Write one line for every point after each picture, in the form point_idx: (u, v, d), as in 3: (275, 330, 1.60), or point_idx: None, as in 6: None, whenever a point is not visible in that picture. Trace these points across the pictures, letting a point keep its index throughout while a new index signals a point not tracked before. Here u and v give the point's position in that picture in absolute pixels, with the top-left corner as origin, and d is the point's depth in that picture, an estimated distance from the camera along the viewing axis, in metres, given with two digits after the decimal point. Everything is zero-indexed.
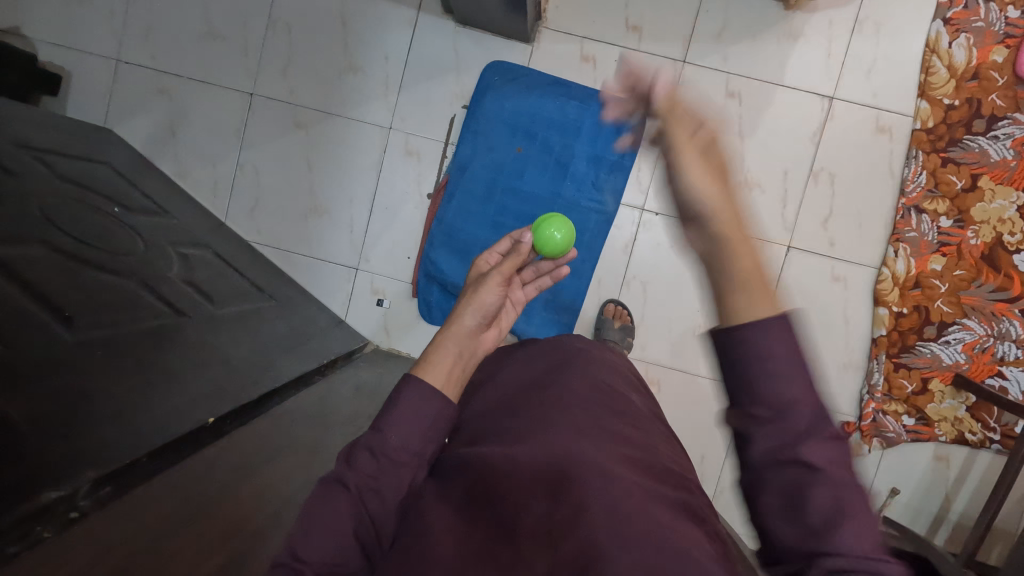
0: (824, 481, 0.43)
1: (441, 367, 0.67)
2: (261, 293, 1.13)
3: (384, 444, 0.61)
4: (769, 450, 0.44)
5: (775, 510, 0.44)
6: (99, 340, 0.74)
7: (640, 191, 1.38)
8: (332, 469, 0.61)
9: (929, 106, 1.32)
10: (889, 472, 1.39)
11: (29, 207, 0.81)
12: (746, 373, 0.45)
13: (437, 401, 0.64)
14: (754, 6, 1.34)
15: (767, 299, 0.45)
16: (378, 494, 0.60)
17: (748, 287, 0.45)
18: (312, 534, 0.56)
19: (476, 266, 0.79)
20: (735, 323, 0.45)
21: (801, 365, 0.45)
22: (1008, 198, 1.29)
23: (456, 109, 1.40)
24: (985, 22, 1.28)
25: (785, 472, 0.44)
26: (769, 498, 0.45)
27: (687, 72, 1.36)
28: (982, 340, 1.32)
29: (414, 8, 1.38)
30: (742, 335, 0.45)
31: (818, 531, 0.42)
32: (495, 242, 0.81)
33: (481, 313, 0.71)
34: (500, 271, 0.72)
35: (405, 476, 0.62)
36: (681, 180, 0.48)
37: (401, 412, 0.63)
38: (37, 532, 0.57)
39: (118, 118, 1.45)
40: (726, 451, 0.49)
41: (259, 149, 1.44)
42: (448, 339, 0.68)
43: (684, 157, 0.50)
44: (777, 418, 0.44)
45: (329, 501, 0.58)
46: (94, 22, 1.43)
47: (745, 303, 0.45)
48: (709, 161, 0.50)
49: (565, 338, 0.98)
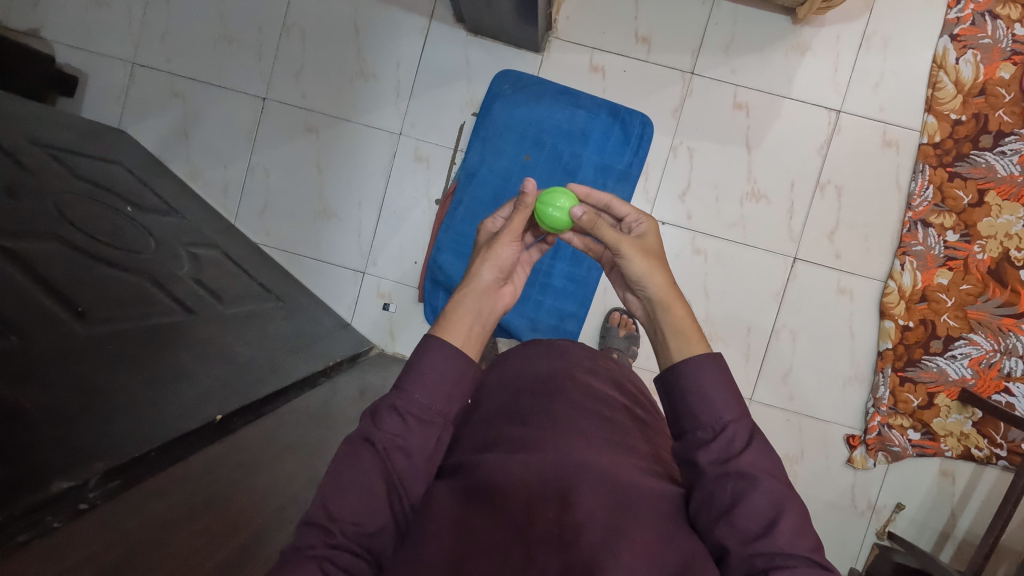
0: (754, 493, 0.57)
1: (460, 325, 0.66)
2: (269, 295, 1.14)
3: (409, 403, 0.61)
4: (710, 464, 0.60)
5: (717, 510, 0.58)
6: (110, 334, 0.74)
7: (647, 201, 1.39)
8: (357, 428, 0.61)
9: (936, 121, 1.32)
10: (894, 486, 1.38)
11: (45, 204, 0.82)
12: (689, 400, 0.63)
13: (460, 360, 0.64)
14: (762, 20, 1.35)
15: (695, 342, 0.65)
16: (406, 452, 0.60)
17: (678, 335, 0.66)
18: (342, 491, 0.57)
19: (483, 229, 0.79)
20: (676, 373, 0.64)
21: (731, 395, 0.62)
22: (1015, 213, 1.29)
23: (466, 116, 1.42)
24: (992, 39, 1.29)
25: (723, 484, 0.58)
26: (713, 499, 0.59)
27: (696, 83, 1.37)
28: (989, 355, 1.31)
29: (426, 16, 1.40)
30: (683, 373, 0.63)
31: (745, 526, 0.56)
32: (497, 209, 0.81)
33: (498, 268, 0.71)
34: (513, 227, 0.72)
35: (432, 435, 0.62)
36: (629, 265, 0.70)
37: (424, 371, 0.63)
38: (47, 522, 0.58)
39: (133, 119, 1.47)
40: (684, 465, 0.63)
41: (270, 151, 1.45)
42: (466, 296, 0.69)
43: (625, 245, 0.70)
44: (716, 438, 0.60)
45: (357, 460, 0.58)
46: (112, 25, 1.46)
47: (679, 347, 0.65)
48: (641, 248, 0.71)
49: (563, 343, 0.97)
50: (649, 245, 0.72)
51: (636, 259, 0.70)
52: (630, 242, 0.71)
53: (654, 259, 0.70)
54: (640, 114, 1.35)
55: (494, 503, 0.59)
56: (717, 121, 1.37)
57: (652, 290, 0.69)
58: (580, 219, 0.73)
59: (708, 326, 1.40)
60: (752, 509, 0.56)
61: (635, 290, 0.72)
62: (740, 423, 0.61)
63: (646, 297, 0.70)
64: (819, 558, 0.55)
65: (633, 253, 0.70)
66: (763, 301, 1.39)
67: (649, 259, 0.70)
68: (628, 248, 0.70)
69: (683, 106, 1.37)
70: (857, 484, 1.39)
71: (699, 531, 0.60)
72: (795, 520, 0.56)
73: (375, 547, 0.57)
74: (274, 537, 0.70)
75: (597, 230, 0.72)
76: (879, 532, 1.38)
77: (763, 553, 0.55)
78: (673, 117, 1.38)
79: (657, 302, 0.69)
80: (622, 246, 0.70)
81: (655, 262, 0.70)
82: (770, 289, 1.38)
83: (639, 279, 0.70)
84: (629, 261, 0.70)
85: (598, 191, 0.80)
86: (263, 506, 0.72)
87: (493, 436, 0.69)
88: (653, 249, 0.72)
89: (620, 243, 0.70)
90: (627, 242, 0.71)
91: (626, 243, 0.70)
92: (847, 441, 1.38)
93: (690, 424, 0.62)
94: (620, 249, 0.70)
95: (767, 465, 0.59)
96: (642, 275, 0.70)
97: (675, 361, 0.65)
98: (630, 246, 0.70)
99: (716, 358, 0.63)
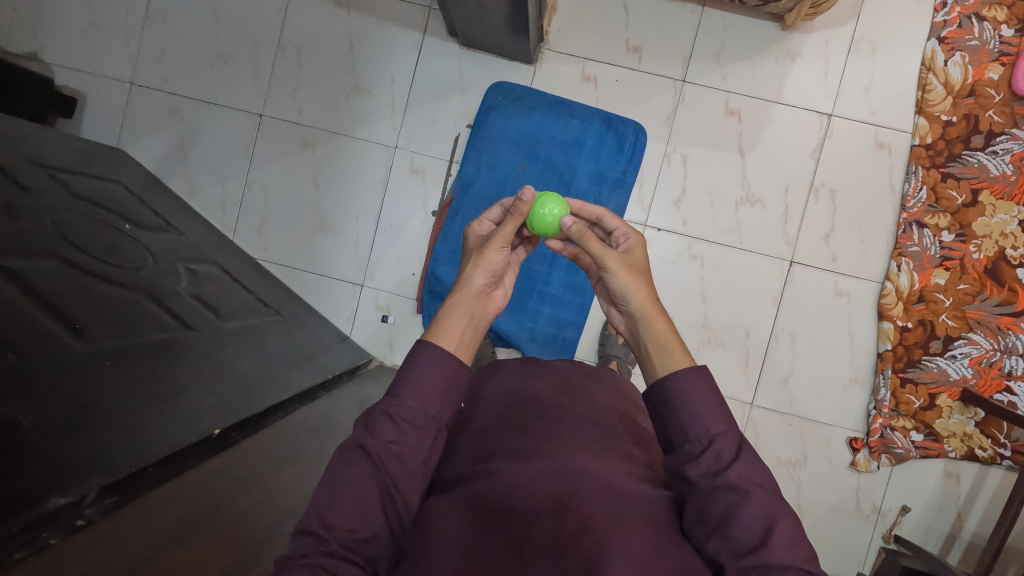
0: (747, 508, 0.57)
1: (453, 329, 0.67)
2: (267, 309, 1.14)
3: (402, 408, 0.61)
4: (701, 480, 0.59)
5: (709, 525, 0.58)
6: (109, 351, 0.75)
7: (642, 208, 1.40)
8: (350, 435, 0.61)
9: (927, 123, 1.33)
10: (899, 489, 1.37)
11: (43, 223, 0.83)
12: (674, 416, 0.63)
13: (452, 364, 0.64)
14: (752, 27, 1.37)
15: (679, 357, 0.65)
16: (400, 459, 0.60)
17: (661, 350, 0.66)
18: (335, 499, 0.57)
19: (471, 232, 0.78)
20: (661, 383, 0.64)
21: (718, 408, 0.62)
22: (1009, 212, 1.30)
23: (461, 128, 1.43)
24: (980, 41, 1.31)
25: (715, 498, 0.58)
26: (705, 513, 0.58)
27: (688, 90, 1.38)
28: (989, 355, 1.31)
29: (420, 31, 1.42)
30: (669, 389, 0.63)
31: (737, 538, 0.56)
32: (485, 212, 0.80)
33: (490, 273, 0.71)
34: (505, 233, 0.72)
35: (426, 439, 0.62)
36: (614, 280, 0.70)
37: (417, 375, 0.63)
38: (43, 539, 0.57)
39: (132, 138, 1.48)
40: (675, 479, 0.63)
41: (268, 166, 1.47)
42: (458, 301, 0.68)
43: (611, 258, 0.70)
44: (705, 451, 0.60)
45: (351, 467, 0.58)
46: (111, 47, 1.48)
47: (663, 362, 0.65)
48: (625, 263, 0.71)
49: (546, 359, 0.97)
50: (634, 260, 0.72)
51: (620, 273, 0.70)
52: (614, 257, 0.70)
53: (639, 276, 0.70)
54: (633, 123, 1.36)
55: (489, 520, 0.58)
56: (710, 127, 1.38)
57: (636, 306, 0.69)
58: (569, 230, 0.73)
59: (707, 331, 1.40)
60: (744, 521, 0.56)
61: (618, 305, 0.71)
62: (728, 436, 0.60)
63: (629, 312, 0.70)
64: (814, 570, 0.54)
65: (619, 268, 0.70)
66: (761, 305, 1.39)
67: (634, 275, 0.70)
68: (613, 263, 0.70)
69: (675, 113, 1.39)
70: (862, 487, 1.38)
71: (691, 538, 0.60)
72: (789, 532, 0.56)
73: (371, 553, 0.57)
74: (273, 548, 0.70)
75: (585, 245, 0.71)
76: (886, 535, 1.37)
77: (757, 565, 0.55)
78: (665, 124, 1.39)
79: (640, 317, 0.68)
80: (608, 260, 0.70)
81: (639, 277, 0.70)
82: (767, 294, 1.39)
83: (622, 293, 0.69)
84: (613, 275, 0.70)
85: (590, 204, 0.81)
86: (260, 517, 0.72)
87: (488, 447, 0.69)
88: (638, 265, 0.72)
89: (607, 255, 0.70)
90: (613, 256, 0.70)
91: (612, 257, 0.70)
92: (851, 444, 1.37)
93: (678, 438, 0.62)
94: (605, 262, 0.70)
95: (757, 477, 0.59)
96: (626, 291, 0.69)
97: (660, 375, 0.65)
98: (616, 259, 0.70)
99: (702, 371, 0.63)
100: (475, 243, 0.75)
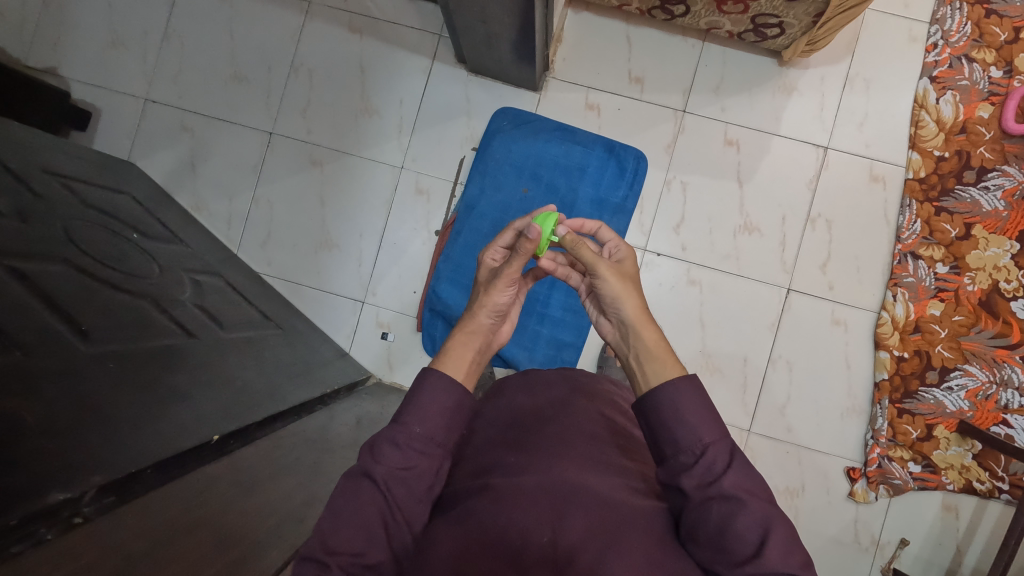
0: (743, 518, 0.56)
1: (460, 361, 0.69)
2: (268, 322, 1.15)
3: (408, 435, 0.62)
4: (698, 493, 0.59)
5: (707, 543, 0.57)
6: (113, 354, 0.75)
7: (642, 233, 1.42)
8: (356, 463, 0.61)
9: (920, 157, 1.37)
10: (898, 521, 1.36)
11: (54, 228, 0.84)
12: (664, 428, 0.63)
13: (456, 391, 0.66)
14: (750, 61, 1.42)
15: (670, 366, 0.67)
16: (405, 485, 0.60)
17: (652, 360, 0.68)
18: (340, 525, 0.57)
19: (482, 262, 0.81)
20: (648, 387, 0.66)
21: (709, 417, 0.63)
22: (1002, 246, 1.33)
23: (466, 151, 1.46)
24: (970, 81, 1.36)
25: (709, 509, 0.58)
26: (699, 529, 0.58)
27: (687, 120, 1.42)
28: (984, 387, 1.32)
29: (429, 57, 1.46)
30: (660, 402, 0.64)
31: (732, 548, 0.56)
32: (497, 236, 0.81)
33: (495, 312, 0.74)
34: (511, 272, 0.74)
35: (432, 465, 0.63)
36: (605, 288, 0.73)
37: (423, 403, 0.64)
38: (40, 534, 0.57)
39: (143, 152, 1.51)
40: (673, 495, 0.62)
41: (275, 183, 1.49)
42: (466, 337, 0.72)
43: (603, 265, 0.73)
44: (697, 462, 0.60)
45: (356, 494, 0.59)
46: (128, 64, 1.52)
47: (656, 372, 0.67)
48: (617, 271, 0.74)
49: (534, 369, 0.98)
50: (624, 268, 0.76)
51: (610, 281, 0.73)
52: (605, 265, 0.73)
53: (629, 284, 0.74)
54: (634, 150, 1.39)
55: (485, 536, 0.58)
56: (709, 157, 1.42)
57: (626, 315, 0.72)
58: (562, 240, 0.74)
59: (705, 356, 1.40)
60: (739, 530, 0.56)
61: (610, 313, 0.74)
62: (720, 444, 0.61)
63: (620, 320, 0.73)
64: None
65: (609, 275, 0.73)
66: (758, 332, 1.40)
67: (623, 282, 0.73)
68: (604, 270, 0.73)
69: (675, 141, 1.42)
70: (860, 518, 1.37)
71: (690, 551, 0.60)
72: (783, 539, 0.56)
73: None
74: (268, 555, 0.69)
75: (578, 251, 0.74)
76: (885, 569, 1.35)
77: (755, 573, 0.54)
78: (665, 152, 1.42)
79: (630, 325, 0.71)
80: (599, 267, 0.73)
81: (629, 285, 0.73)
82: (764, 320, 1.40)
83: (614, 301, 0.73)
84: (604, 283, 0.73)
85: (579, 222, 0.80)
86: (254, 525, 0.72)
87: (487, 463, 0.69)
88: (629, 273, 0.75)
89: (598, 263, 0.73)
90: (604, 263, 0.74)
91: (603, 264, 0.73)
92: (848, 474, 1.36)
93: (671, 450, 0.63)
94: (597, 269, 0.73)
95: (749, 484, 0.59)
96: (617, 298, 0.73)
97: (653, 386, 0.66)
98: (608, 267, 0.74)
99: (691, 380, 0.64)
100: (486, 277, 0.79)
